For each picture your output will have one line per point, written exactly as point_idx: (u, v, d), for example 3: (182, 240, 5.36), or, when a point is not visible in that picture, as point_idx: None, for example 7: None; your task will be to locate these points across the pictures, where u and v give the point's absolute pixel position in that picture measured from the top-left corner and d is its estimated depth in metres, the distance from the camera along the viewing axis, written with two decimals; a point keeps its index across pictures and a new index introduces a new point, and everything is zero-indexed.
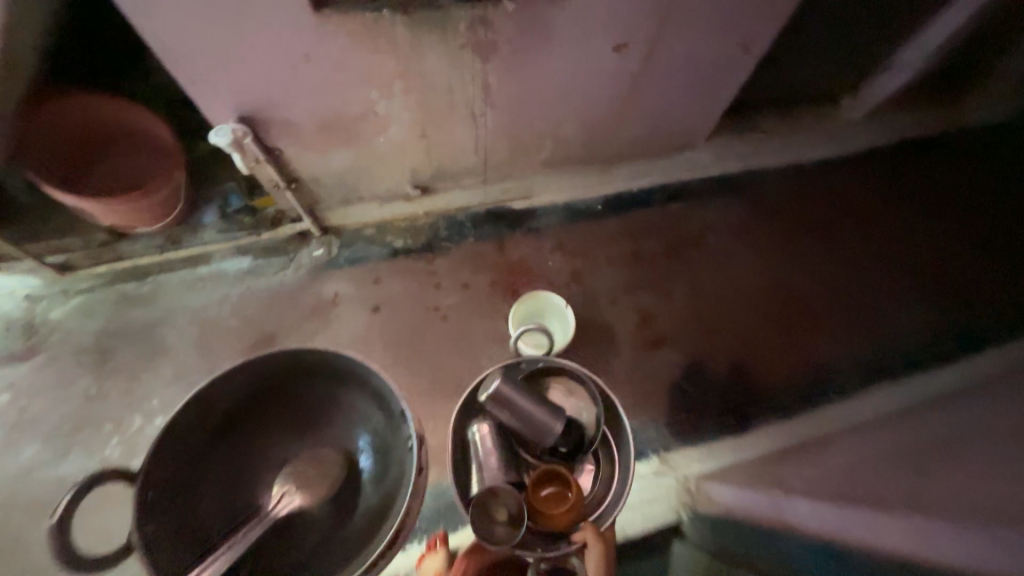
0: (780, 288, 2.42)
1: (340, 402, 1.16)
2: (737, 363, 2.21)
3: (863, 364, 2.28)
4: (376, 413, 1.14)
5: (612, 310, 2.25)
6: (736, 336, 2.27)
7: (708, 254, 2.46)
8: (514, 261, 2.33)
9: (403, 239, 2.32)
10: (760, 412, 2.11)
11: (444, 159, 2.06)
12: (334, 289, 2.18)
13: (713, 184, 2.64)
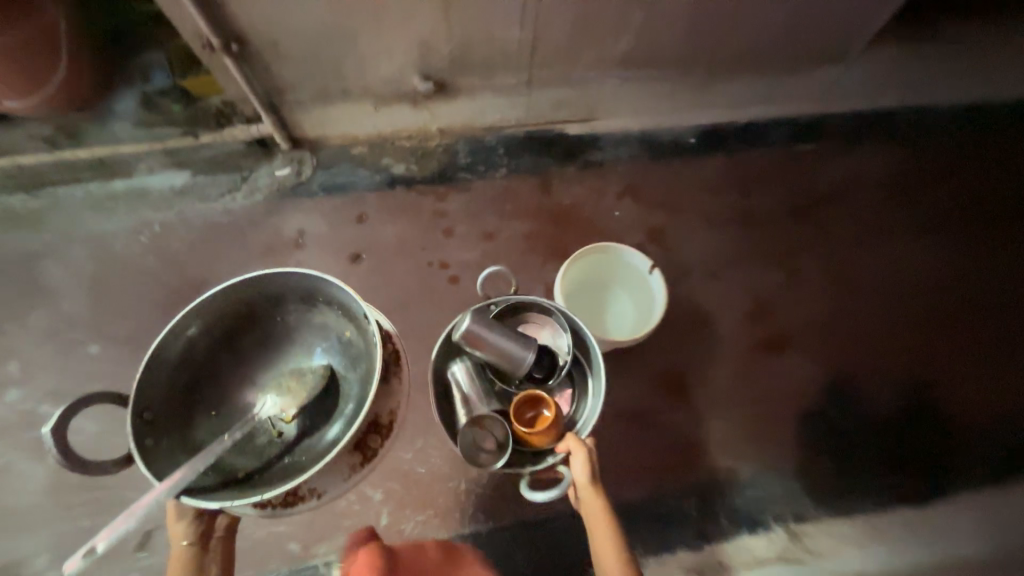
0: (919, 302, 1.50)
1: (308, 325, 0.98)
2: (841, 407, 1.35)
3: (998, 451, 1.33)
4: (349, 331, 0.95)
5: (709, 289, 1.47)
6: (843, 364, 1.39)
7: (811, 229, 1.59)
8: (564, 207, 1.58)
9: (404, 164, 1.60)
10: (916, 489, 1.27)
11: (474, 33, 1.33)
12: (298, 226, 1.49)
13: (845, 128, 1.74)
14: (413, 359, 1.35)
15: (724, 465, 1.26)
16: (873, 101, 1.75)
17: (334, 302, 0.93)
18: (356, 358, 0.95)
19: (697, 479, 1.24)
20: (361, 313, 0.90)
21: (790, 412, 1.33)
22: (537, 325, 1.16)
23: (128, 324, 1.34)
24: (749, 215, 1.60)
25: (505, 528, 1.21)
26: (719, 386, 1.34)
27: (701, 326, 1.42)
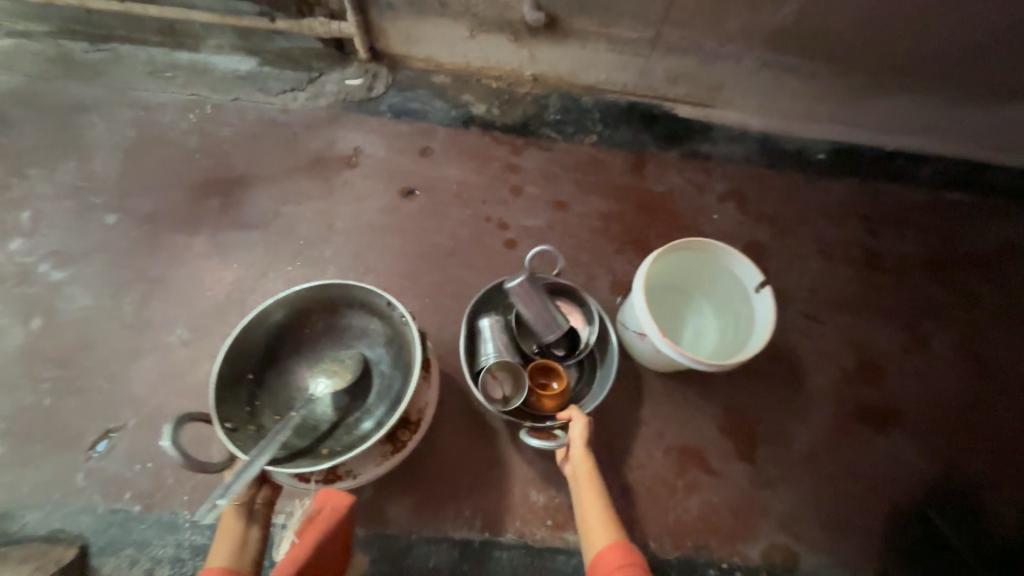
0: None
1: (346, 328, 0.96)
2: (943, 518, 1.06)
3: None
4: (373, 322, 0.96)
5: (810, 331, 1.20)
6: (954, 465, 1.10)
7: (943, 292, 1.29)
8: (654, 194, 1.34)
9: (486, 106, 1.40)
10: None
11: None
12: (356, 144, 1.32)
13: (1008, 183, 1.42)
14: (443, 319, 1.16)
15: (783, 547, 1.01)
16: None
17: (353, 298, 0.94)
18: (388, 344, 0.95)
19: (747, 555, 1.00)
20: (385, 300, 0.91)
21: (881, 508, 1.06)
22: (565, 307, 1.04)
23: (153, 202, 1.21)
24: (873, 259, 1.31)
25: (502, 547, 0.96)
26: (796, 449, 1.08)
27: (792, 372, 1.15)
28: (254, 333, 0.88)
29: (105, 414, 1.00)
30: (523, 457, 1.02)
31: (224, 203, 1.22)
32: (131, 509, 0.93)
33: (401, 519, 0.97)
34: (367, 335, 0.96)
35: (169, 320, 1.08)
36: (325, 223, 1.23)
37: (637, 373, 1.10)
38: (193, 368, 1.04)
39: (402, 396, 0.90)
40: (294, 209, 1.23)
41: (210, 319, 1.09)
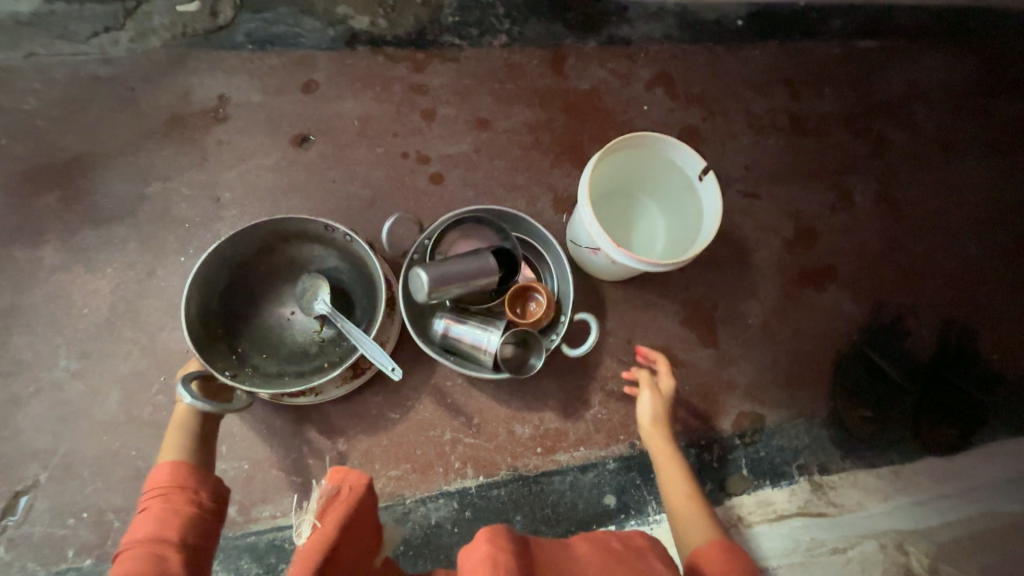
0: (960, 231, 1.31)
1: (294, 258, 0.91)
2: (872, 348, 1.20)
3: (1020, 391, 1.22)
4: (319, 249, 0.91)
5: (750, 209, 1.21)
6: (875, 299, 1.22)
7: (859, 143, 1.33)
8: (578, 93, 1.23)
9: (369, 16, 1.15)
10: (932, 436, 1.16)
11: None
12: (216, 91, 1.07)
13: (913, 21, 1.42)
14: None
15: (748, 411, 1.11)
16: None
17: (288, 232, 0.88)
18: (344, 264, 0.91)
19: (719, 427, 1.09)
20: (322, 224, 0.87)
21: (826, 353, 1.17)
22: (465, 238, 0.97)
23: None
24: (799, 123, 1.31)
25: (499, 485, 0.97)
26: (749, 324, 1.14)
27: (739, 253, 1.17)
28: (209, 299, 0.84)
29: (6, 476, 0.84)
30: (500, 396, 0.99)
31: (67, 198, 0.97)
32: (80, 566, 0.82)
33: (391, 488, 0.94)
34: (320, 266, 0.91)
35: (47, 353, 0.89)
36: (209, 197, 1.01)
37: (596, 288, 1.07)
38: (98, 399, 0.88)
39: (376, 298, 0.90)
40: (164, 188, 1.00)
41: (99, 339, 0.91)
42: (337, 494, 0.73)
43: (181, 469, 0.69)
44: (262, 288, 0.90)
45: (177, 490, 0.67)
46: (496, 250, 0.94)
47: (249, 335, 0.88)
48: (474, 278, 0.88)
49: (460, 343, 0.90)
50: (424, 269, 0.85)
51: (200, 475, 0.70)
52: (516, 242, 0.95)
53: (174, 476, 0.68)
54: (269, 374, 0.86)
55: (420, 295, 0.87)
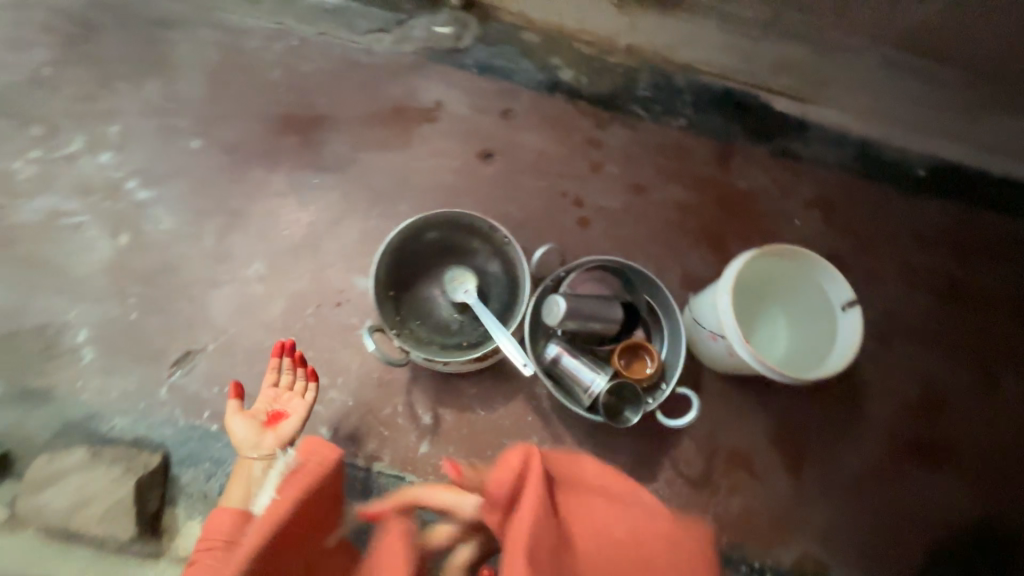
0: None
1: (458, 248, 1.07)
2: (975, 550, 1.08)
3: None
4: (477, 244, 1.07)
5: (879, 355, 1.17)
6: (995, 500, 1.11)
7: (1023, 330, 1.24)
8: (735, 190, 1.29)
9: (575, 72, 1.34)
10: None
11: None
12: (436, 97, 1.28)
13: None
14: None
15: (815, 557, 1.04)
16: None
17: (458, 226, 1.04)
18: (495, 264, 1.06)
19: (779, 559, 1.03)
20: (488, 224, 1.02)
21: (920, 534, 1.07)
22: (595, 282, 1.04)
23: (235, 133, 1.20)
24: (958, 289, 1.25)
25: None
26: (844, 469, 1.09)
27: (854, 394, 1.13)
28: (385, 269, 1.00)
29: (184, 337, 1.03)
30: (577, 435, 1.04)
31: (304, 143, 1.20)
32: (208, 428, 0.97)
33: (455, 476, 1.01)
34: (474, 260, 1.07)
35: (248, 255, 1.10)
36: (402, 176, 1.21)
37: (697, 372, 1.10)
38: (268, 303, 1.07)
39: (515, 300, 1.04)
40: (373, 159, 1.21)
41: (286, 257, 1.10)
42: (303, 466, 0.77)
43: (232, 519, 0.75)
44: (428, 269, 1.06)
45: (215, 544, 0.72)
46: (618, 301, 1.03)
47: (409, 304, 1.03)
48: (604, 320, 0.98)
49: (567, 374, 0.98)
50: (563, 298, 0.94)
51: (250, 524, 0.74)
52: (637, 298, 1.04)
53: (221, 531, 0.73)
54: (422, 340, 1.01)
55: (552, 319, 0.96)
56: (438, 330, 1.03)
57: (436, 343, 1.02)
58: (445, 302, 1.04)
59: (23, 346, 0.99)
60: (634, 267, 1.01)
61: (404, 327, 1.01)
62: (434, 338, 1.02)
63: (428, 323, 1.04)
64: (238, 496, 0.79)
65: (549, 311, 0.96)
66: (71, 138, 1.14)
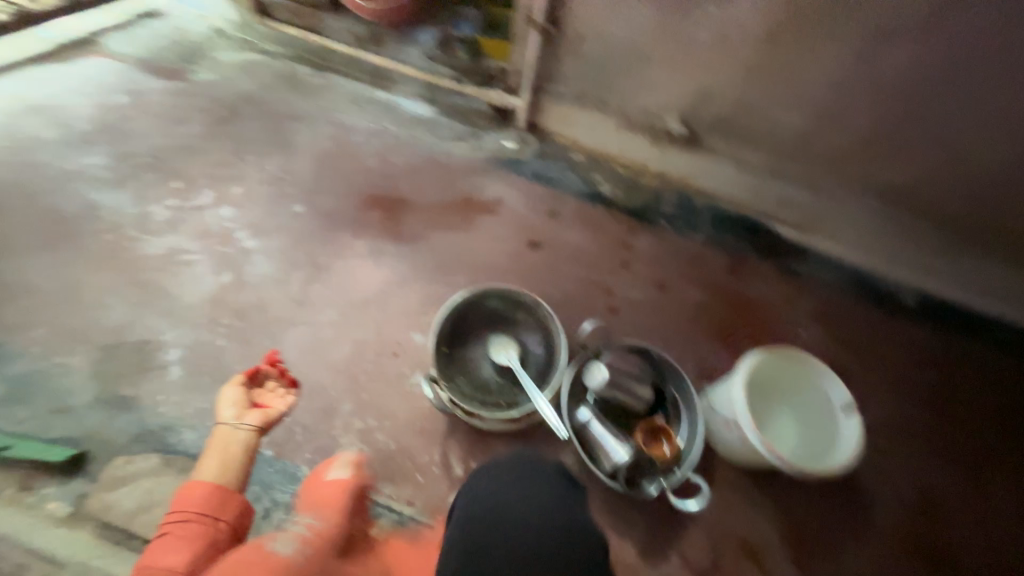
0: None
1: (505, 318, 1.23)
2: None
3: None
4: (521, 315, 1.22)
5: (881, 465, 1.26)
6: None
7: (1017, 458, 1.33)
8: (747, 297, 1.48)
9: (613, 187, 1.62)
10: None
11: (752, 118, 1.37)
12: (498, 193, 1.56)
13: None
14: None
15: None
16: None
17: (507, 299, 1.21)
18: (536, 337, 1.21)
19: None
20: (533, 299, 1.19)
21: None
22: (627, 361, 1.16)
23: (332, 202, 1.45)
24: (956, 412, 1.36)
25: None
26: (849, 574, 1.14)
27: (856, 498, 1.21)
28: (442, 330, 1.16)
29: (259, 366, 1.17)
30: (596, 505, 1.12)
31: (387, 218, 1.45)
32: (262, 453, 1.08)
33: None
34: (519, 330, 1.22)
35: (325, 303, 1.28)
36: (461, 254, 1.43)
37: (711, 458, 1.19)
38: (335, 346, 1.22)
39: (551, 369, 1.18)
40: (441, 237, 1.45)
41: (357, 309, 1.28)
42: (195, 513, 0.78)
43: (207, 495, 0.80)
44: (477, 333, 1.21)
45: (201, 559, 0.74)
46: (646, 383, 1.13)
47: (458, 363, 1.17)
48: (631, 399, 1.10)
49: (592, 440, 1.08)
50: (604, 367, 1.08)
51: (233, 501, 0.82)
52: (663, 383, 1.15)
53: (200, 505, 0.79)
54: (466, 395, 1.13)
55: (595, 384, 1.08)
56: (480, 388, 1.16)
57: (477, 400, 1.13)
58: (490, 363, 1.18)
59: (123, 358, 1.14)
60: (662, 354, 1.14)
61: (452, 382, 1.13)
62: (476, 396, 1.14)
63: (472, 382, 1.16)
64: (213, 469, 0.85)
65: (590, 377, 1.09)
66: (203, 193, 1.40)
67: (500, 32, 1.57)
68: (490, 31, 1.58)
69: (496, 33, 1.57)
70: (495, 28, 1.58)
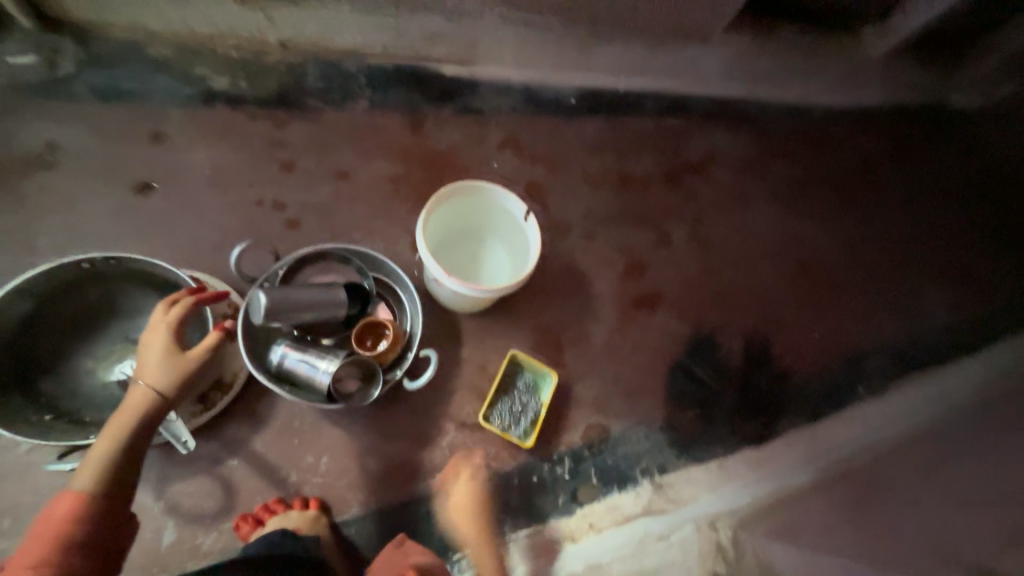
0: (789, 253, 1.57)
1: (97, 303, 0.87)
2: (705, 346, 1.36)
3: (832, 383, 1.41)
4: (118, 288, 0.88)
5: (588, 248, 1.40)
6: (711, 312, 1.41)
7: (685, 192, 1.57)
8: (436, 151, 1.37)
9: (229, 78, 1.24)
10: (777, 426, 1.30)
11: None
12: (49, 135, 1.05)
13: (714, 105, 1.74)
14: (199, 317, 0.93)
15: (596, 425, 1.18)
16: (726, 90, 1.75)
17: (72, 280, 0.84)
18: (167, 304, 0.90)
19: (569, 440, 1.14)
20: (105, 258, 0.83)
21: (664, 361, 1.31)
22: (322, 271, 0.99)
23: None
24: (626, 177, 1.54)
25: (350, 524, 0.95)
26: (595, 343, 1.28)
27: (576, 281, 1.34)
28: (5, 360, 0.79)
29: None
30: (353, 432, 0.99)
31: None
32: None
33: (226, 542, 0.88)
34: (141, 313, 0.89)
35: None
36: (24, 241, 0.97)
37: (450, 319, 1.16)
38: None
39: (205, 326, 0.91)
40: None
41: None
42: None
43: None
44: (67, 338, 0.85)
45: None
46: (352, 286, 0.99)
47: (55, 380, 0.83)
48: (324, 309, 0.92)
49: (295, 373, 0.90)
50: (266, 292, 0.86)
51: None
52: (374, 280, 1.02)
53: None
54: (86, 419, 0.81)
55: (259, 317, 0.87)
56: (104, 390, 0.84)
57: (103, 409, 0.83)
58: (109, 373, 0.85)
59: None
60: (358, 249, 1.01)
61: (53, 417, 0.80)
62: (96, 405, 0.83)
63: (90, 388, 0.84)
64: None
65: (258, 306, 0.87)
66: None
67: (527, 431, 1.09)
68: (522, 397, 1.12)
69: (528, 411, 1.11)
70: (526, 398, 1.12)
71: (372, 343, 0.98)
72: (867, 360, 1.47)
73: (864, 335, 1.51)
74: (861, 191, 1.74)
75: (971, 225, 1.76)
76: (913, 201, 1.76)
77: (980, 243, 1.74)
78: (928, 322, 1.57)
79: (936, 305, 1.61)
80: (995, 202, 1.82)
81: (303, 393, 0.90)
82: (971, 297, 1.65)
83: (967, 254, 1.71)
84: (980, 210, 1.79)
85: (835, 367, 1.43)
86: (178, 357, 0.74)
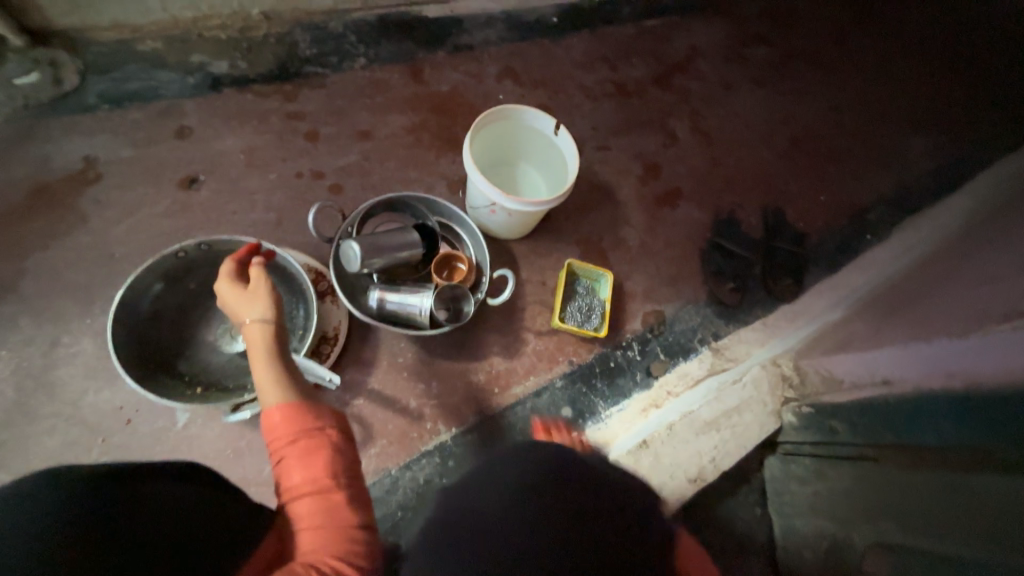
0: (783, 128, 1.66)
1: (202, 288, 0.96)
2: (728, 225, 1.47)
3: (843, 235, 1.54)
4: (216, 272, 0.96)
5: (605, 158, 1.47)
6: (726, 194, 1.51)
7: (679, 89, 1.62)
8: (441, 94, 1.38)
9: (227, 60, 1.22)
10: (804, 280, 1.43)
11: None
12: (81, 151, 1.07)
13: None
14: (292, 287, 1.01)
15: (652, 311, 1.31)
16: None
17: (178, 269, 0.93)
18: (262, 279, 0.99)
19: (632, 327, 1.27)
20: (201, 243, 0.91)
21: (696, 246, 1.42)
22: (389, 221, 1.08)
23: None
24: (623, 85, 1.58)
25: (470, 431, 1.07)
26: (633, 242, 1.38)
27: (603, 190, 1.42)
28: (145, 347, 0.90)
29: None
30: (450, 357, 1.10)
31: None
32: None
33: (374, 465, 1.01)
34: None
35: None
36: (102, 254, 1.02)
37: (502, 246, 1.24)
38: None
39: (302, 291, 0.99)
40: (52, 256, 1.00)
41: (43, 398, 0.93)
42: None
43: None
44: (185, 322, 0.95)
45: None
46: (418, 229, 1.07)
47: (189, 360, 0.92)
48: (404, 250, 1.01)
49: (395, 310, 0.99)
50: (356, 240, 0.95)
51: None
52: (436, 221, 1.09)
53: None
54: (225, 385, 0.92)
55: (354, 265, 0.97)
56: (233, 360, 0.94)
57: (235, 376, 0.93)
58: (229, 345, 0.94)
59: None
60: (415, 195, 1.09)
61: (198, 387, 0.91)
62: (229, 374, 0.93)
63: (217, 361, 0.94)
64: None
65: (350, 253, 0.96)
66: None
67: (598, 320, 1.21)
68: (584, 299, 1.23)
69: (594, 309, 1.22)
70: (589, 297, 1.23)
71: (450, 274, 1.06)
72: (870, 210, 1.59)
73: (864, 188, 1.62)
74: (836, 56, 1.81)
75: (940, 68, 1.86)
76: (884, 56, 1.84)
77: (951, 84, 1.84)
78: (920, 164, 1.68)
79: (925, 147, 1.71)
80: (955, 44, 1.92)
81: (408, 324, 1.00)
82: (954, 134, 1.75)
83: (941, 96, 1.81)
84: (943, 54, 1.89)
85: (844, 221, 1.56)
86: (245, 292, 0.78)
